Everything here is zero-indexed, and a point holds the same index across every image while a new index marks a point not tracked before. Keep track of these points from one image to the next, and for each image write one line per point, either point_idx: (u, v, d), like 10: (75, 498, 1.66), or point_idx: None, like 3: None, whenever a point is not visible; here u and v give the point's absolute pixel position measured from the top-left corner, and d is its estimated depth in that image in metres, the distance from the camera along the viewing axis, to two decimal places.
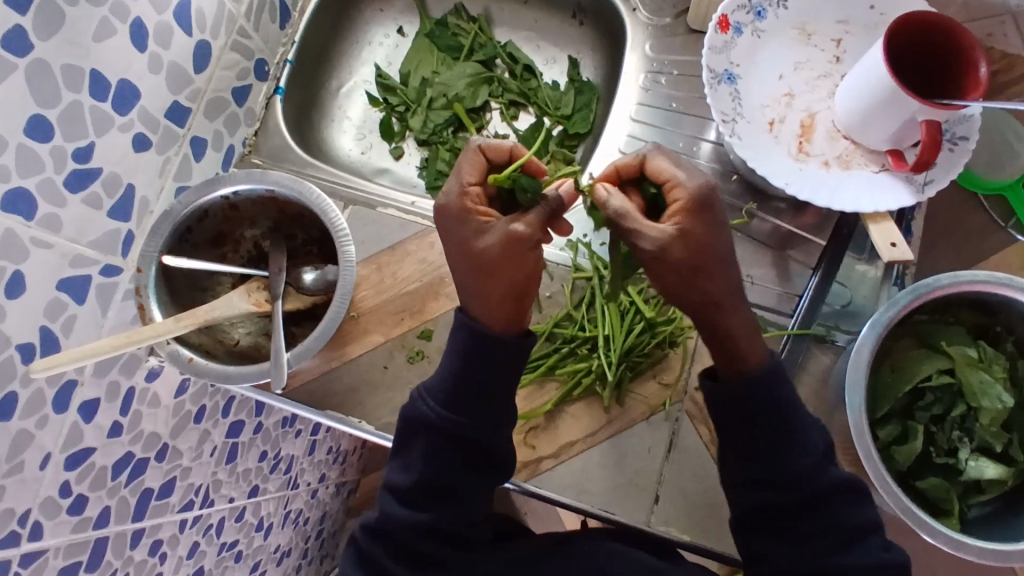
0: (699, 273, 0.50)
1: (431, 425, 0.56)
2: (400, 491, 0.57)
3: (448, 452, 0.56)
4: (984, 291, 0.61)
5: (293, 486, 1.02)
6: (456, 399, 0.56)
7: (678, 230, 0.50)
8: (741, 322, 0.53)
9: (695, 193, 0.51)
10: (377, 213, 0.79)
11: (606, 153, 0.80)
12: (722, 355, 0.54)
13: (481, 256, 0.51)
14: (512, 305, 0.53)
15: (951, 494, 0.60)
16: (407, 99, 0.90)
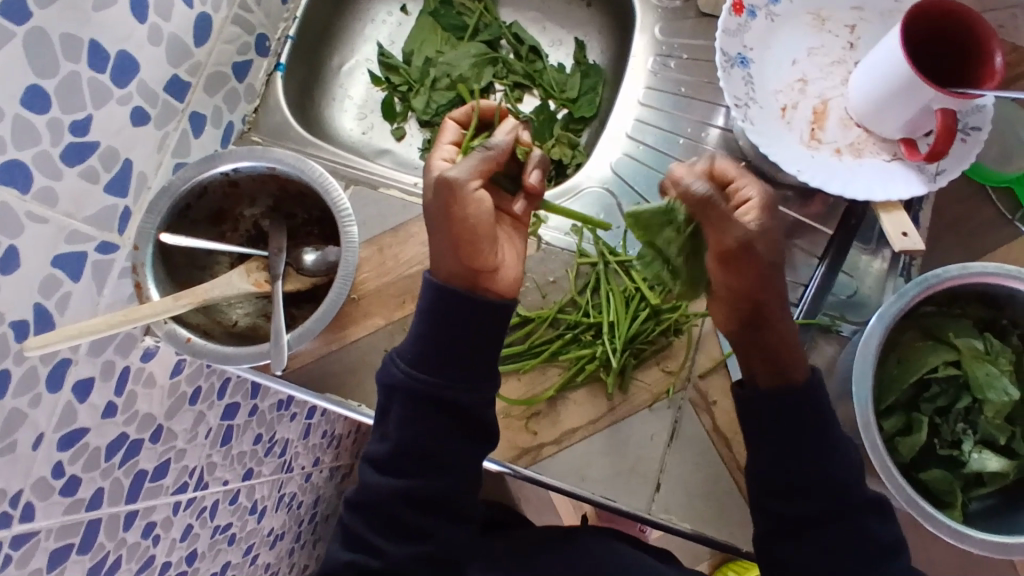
0: (773, 272, 0.53)
1: (431, 406, 0.55)
2: (399, 476, 0.57)
3: (437, 432, 0.55)
4: (993, 283, 0.60)
5: (287, 470, 1.01)
6: (434, 364, 0.55)
7: (757, 229, 0.52)
8: (782, 329, 0.55)
9: (764, 198, 0.54)
10: (379, 193, 0.77)
11: (612, 137, 0.79)
12: (766, 363, 0.55)
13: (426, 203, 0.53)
14: (453, 252, 0.53)
15: (953, 486, 0.60)
16: (410, 79, 0.89)
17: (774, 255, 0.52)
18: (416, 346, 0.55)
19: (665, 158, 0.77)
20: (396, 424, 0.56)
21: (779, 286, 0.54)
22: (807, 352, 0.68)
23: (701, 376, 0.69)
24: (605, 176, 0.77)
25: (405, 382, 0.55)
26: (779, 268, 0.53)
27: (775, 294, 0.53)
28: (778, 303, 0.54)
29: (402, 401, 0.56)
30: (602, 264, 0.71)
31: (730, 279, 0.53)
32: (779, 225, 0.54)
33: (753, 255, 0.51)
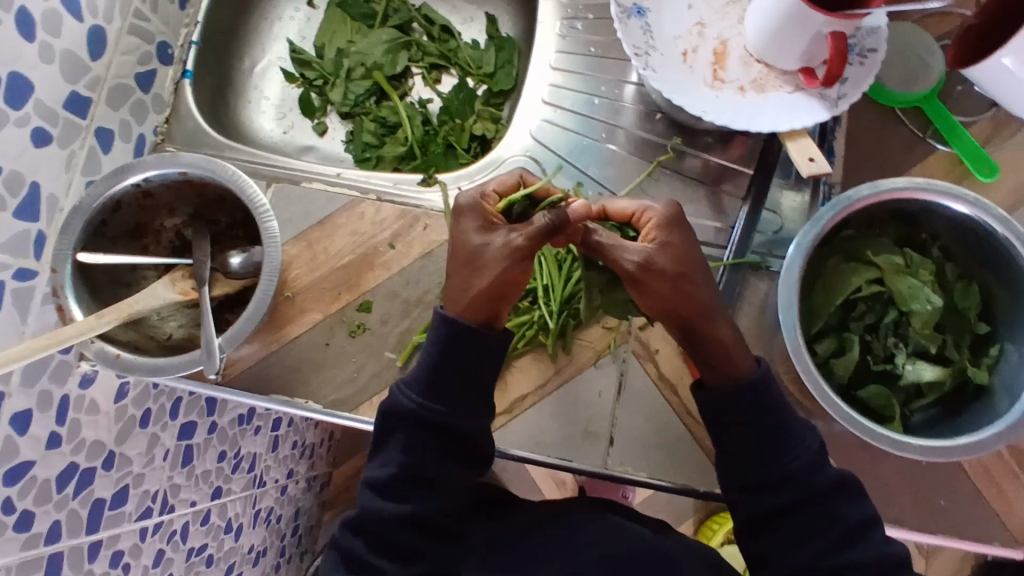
0: (686, 279, 0.56)
1: (413, 416, 0.59)
2: (378, 484, 0.60)
3: (439, 451, 0.59)
4: (906, 199, 0.61)
5: (259, 484, 1.00)
6: (444, 392, 0.58)
7: (656, 245, 0.56)
8: (722, 335, 0.57)
9: (666, 214, 0.58)
10: (300, 188, 0.75)
11: (529, 104, 0.78)
12: (722, 368, 0.57)
13: (476, 250, 0.56)
14: (489, 303, 0.56)
15: (891, 400, 0.60)
16: (325, 72, 0.88)
17: (680, 267, 0.56)
18: (427, 377, 0.58)
19: (584, 120, 0.77)
20: (402, 448, 0.59)
21: (705, 295, 0.57)
22: (741, 291, 0.69)
23: (642, 328, 0.69)
24: (529, 144, 0.77)
25: (417, 410, 0.59)
26: (696, 275, 0.56)
27: (700, 304, 0.56)
28: (708, 313, 0.57)
29: (388, 419, 0.60)
30: None
31: (650, 301, 0.56)
32: (687, 238, 0.57)
33: (650, 267, 0.55)
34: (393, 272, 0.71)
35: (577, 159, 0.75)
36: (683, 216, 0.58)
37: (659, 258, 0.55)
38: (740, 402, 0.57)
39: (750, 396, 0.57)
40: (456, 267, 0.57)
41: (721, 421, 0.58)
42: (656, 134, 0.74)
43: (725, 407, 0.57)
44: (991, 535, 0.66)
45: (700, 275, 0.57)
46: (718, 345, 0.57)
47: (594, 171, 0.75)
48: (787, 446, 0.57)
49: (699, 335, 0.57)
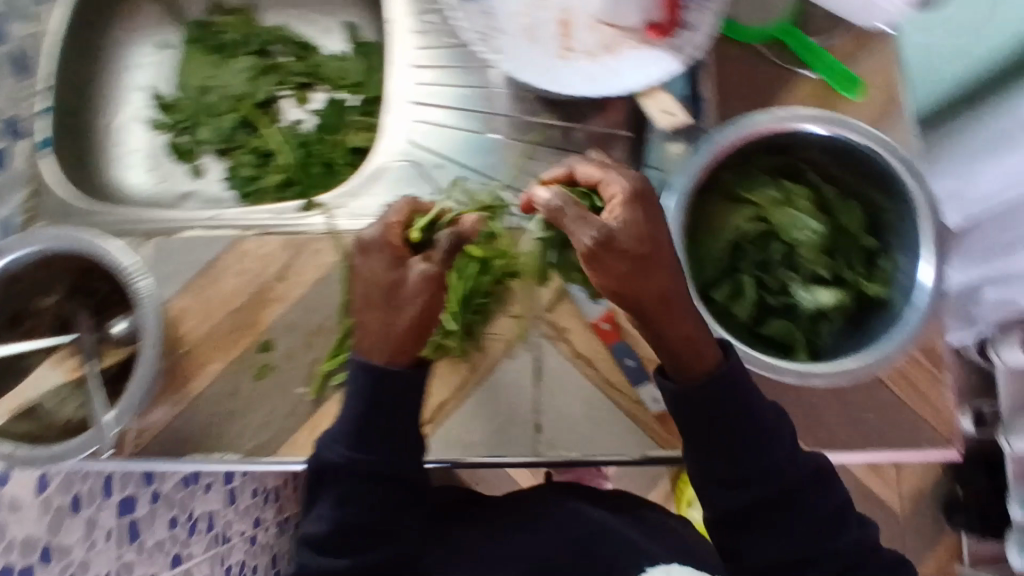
0: (653, 263, 0.52)
1: (340, 468, 0.63)
2: (316, 540, 0.65)
3: (373, 499, 0.63)
4: (772, 132, 0.61)
5: None
6: (366, 444, 0.62)
7: (625, 223, 0.52)
8: (685, 322, 0.54)
9: (634, 191, 0.54)
10: (179, 239, 0.72)
11: (398, 107, 0.75)
12: (687, 351, 0.56)
13: (397, 285, 0.59)
14: (415, 342, 0.61)
15: (794, 330, 0.62)
16: (190, 112, 0.85)
17: (644, 247, 0.52)
18: (351, 432, 0.62)
19: (458, 113, 0.74)
20: (334, 502, 0.63)
21: (669, 276, 0.53)
22: None
23: (550, 309, 0.68)
24: (405, 148, 0.74)
25: (347, 464, 0.62)
26: (662, 260, 0.53)
27: (664, 283, 0.53)
28: (675, 300, 0.54)
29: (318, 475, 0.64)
30: None
31: (610, 284, 0.52)
32: (652, 214, 0.54)
33: (613, 248, 0.50)
34: (289, 305, 0.69)
35: (456, 154, 0.73)
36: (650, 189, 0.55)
37: (626, 239, 0.51)
38: (715, 391, 0.57)
39: (726, 389, 0.57)
40: (373, 308, 0.59)
41: (702, 416, 0.58)
42: (529, 113, 0.73)
43: (703, 399, 0.57)
44: (923, 440, 0.66)
45: (669, 256, 0.54)
46: (682, 335, 0.55)
47: (474, 163, 0.73)
48: (769, 438, 0.59)
49: (663, 324, 0.54)
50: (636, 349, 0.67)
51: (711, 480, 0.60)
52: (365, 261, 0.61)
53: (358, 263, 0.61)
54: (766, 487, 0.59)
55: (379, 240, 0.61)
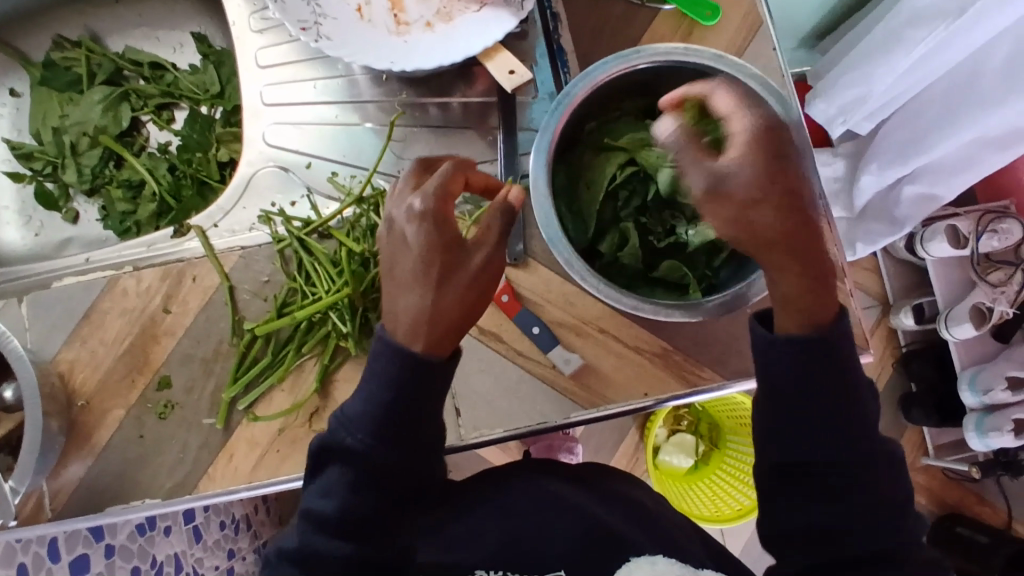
0: (786, 201, 0.48)
1: (353, 456, 0.51)
2: (322, 524, 0.51)
3: (387, 495, 0.51)
4: (624, 73, 0.59)
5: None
6: (390, 427, 0.51)
7: (753, 164, 0.47)
8: (798, 271, 0.49)
9: (758, 130, 0.49)
10: (52, 291, 0.68)
11: (254, 111, 0.72)
12: (798, 304, 0.50)
13: (454, 257, 0.50)
14: (459, 328, 0.50)
15: (686, 269, 0.60)
16: (49, 157, 0.81)
17: (771, 189, 0.47)
18: (375, 413, 0.50)
19: (317, 106, 0.71)
20: (350, 485, 0.51)
21: (795, 216, 0.48)
22: (526, 222, 0.65)
23: None
24: (271, 152, 0.71)
25: (359, 452, 0.51)
26: (794, 204, 0.48)
27: (781, 231, 0.48)
28: (806, 252, 0.49)
29: (321, 458, 0.52)
30: (296, 240, 0.66)
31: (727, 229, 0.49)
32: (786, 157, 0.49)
33: (727, 197, 0.48)
34: (181, 335, 0.67)
35: (324, 150, 0.71)
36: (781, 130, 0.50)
37: (751, 177, 0.47)
38: (822, 369, 0.49)
39: (831, 357, 0.49)
40: (423, 287, 0.49)
41: (803, 381, 0.50)
42: (390, 94, 0.70)
43: (817, 376, 0.49)
44: None
45: (799, 201, 0.49)
46: (810, 286, 0.49)
47: (344, 156, 0.70)
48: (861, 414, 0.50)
49: (786, 271, 0.49)
50: (540, 315, 0.66)
51: (783, 437, 0.51)
52: (417, 230, 0.49)
53: (407, 230, 0.50)
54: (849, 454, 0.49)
55: (436, 209, 0.50)
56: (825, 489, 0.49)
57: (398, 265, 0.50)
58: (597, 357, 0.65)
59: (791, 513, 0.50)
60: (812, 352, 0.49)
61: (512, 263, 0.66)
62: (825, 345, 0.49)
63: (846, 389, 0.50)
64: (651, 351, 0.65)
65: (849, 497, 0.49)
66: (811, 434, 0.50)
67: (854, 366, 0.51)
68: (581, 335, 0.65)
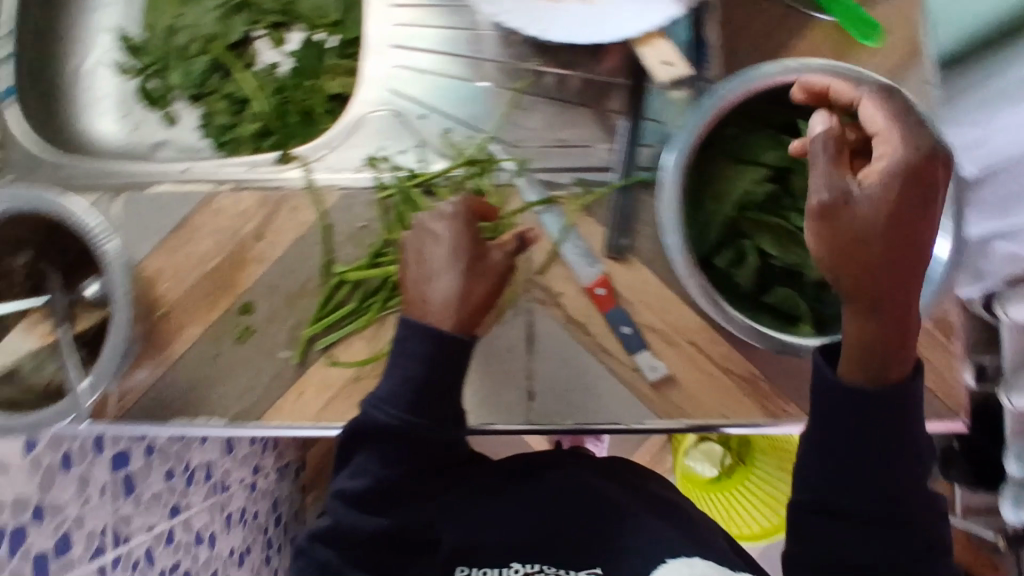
0: (908, 246, 0.46)
1: (387, 432, 0.59)
2: (352, 497, 0.61)
3: (415, 467, 0.60)
4: (782, 84, 0.56)
5: (222, 488, 0.94)
6: (420, 407, 0.59)
7: (886, 201, 0.45)
8: (879, 326, 0.47)
9: (913, 162, 0.46)
10: (148, 194, 0.68)
11: (377, 51, 0.70)
12: (867, 356, 0.48)
13: (479, 258, 0.60)
14: (482, 313, 0.61)
15: (799, 299, 0.57)
16: (158, 55, 0.79)
17: (892, 230, 0.45)
18: (406, 394, 0.59)
19: (449, 53, 0.69)
20: (379, 461, 0.60)
21: (901, 269, 0.46)
22: (634, 213, 0.64)
23: (541, 273, 0.65)
24: (384, 96, 0.69)
25: (394, 425, 0.58)
26: (913, 248, 0.46)
27: (877, 280, 0.46)
28: (901, 303, 0.47)
29: (357, 433, 0.60)
30: (402, 193, 0.65)
31: (831, 260, 0.46)
32: (923, 198, 0.46)
33: (841, 218, 0.45)
34: (268, 266, 0.66)
35: (440, 102, 0.68)
36: (932, 169, 0.47)
37: (881, 215, 0.45)
38: (882, 422, 0.48)
39: (895, 414, 0.48)
40: (454, 272, 0.59)
41: (864, 433, 0.48)
42: (520, 57, 0.68)
43: (876, 424, 0.48)
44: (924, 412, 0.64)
45: (917, 247, 0.46)
46: (893, 338, 0.47)
47: (461, 114, 0.68)
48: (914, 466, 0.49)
49: (871, 316, 0.47)
50: (631, 315, 0.64)
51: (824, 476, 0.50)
52: (449, 230, 0.61)
53: (440, 229, 0.61)
54: (891, 503, 0.48)
55: (462, 215, 0.61)
56: (869, 535, 0.48)
57: (428, 257, 0.61)
58: (682, 369, 0.63)
59: (824, 554, 0.49)
60: (884, 406, 0.48)
61: (614, 257, 0.64)
62: (896, 408, 0.48)
63: (897, 440, 0.49)
64: (739, 374, 0.63)
65: (893, 545, 0.48)
66: (862, 481, 0.49)
67: (916, 422, 0.49)
68: (669, 344, 0.63)
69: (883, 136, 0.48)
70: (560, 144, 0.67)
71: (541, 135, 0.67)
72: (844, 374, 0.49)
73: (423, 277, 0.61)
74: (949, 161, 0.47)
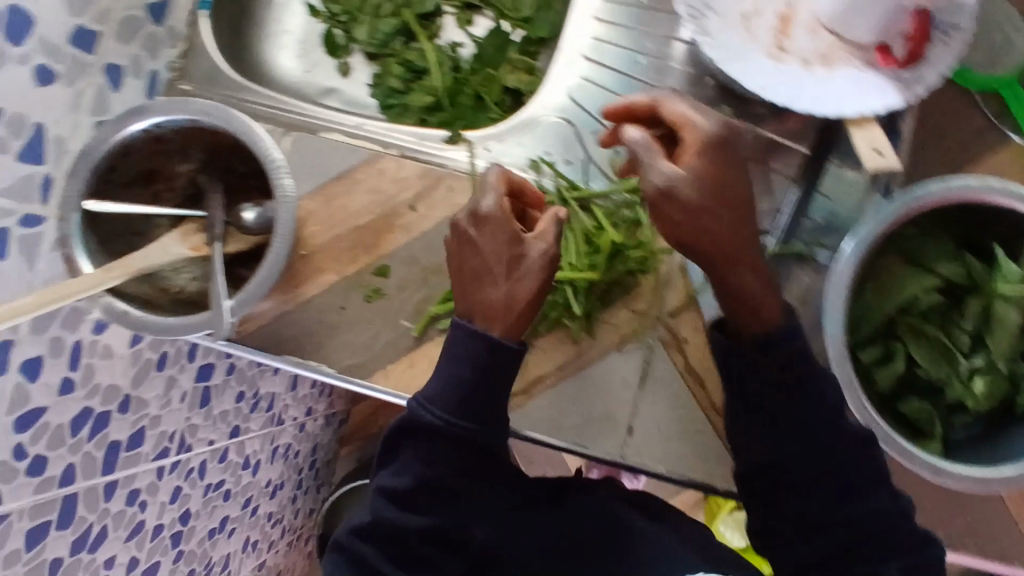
0: (723, 206, 0.49)
1: (437, 430, 0.56)
2: (397, 493, 0.56)
3: (458, 468, 0.57)
4: (975, 199, 0.55)
5: (277, 423, 1.05)
6: (470, 409, 0.56)
7: (693, 169, 0.49)
8: (754, 276, 0.52)
9: (710, 135, 0.49)
10: (319, 138, 0.70)
11: (567, 57, 0.72)
12: (742, 308, 0.53)
13: (517, 260, 0.55)
14: (525, 318, 0.56)
15: (933, 415, 0.58)
16: (350, 7, 0.81)
17: (715, 200, 0.49)
18: (459, 393, 0.56)
19: (631, 80, 0.71)
20: (422, 458, 0.57)
21: (732, 224, 0.50)
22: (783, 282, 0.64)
23: (674, 315, 0.65)
24: (563, 103, 0.71)
25: (440, 424, 0.56)
26: (735, 214, 0.50)
27: (729, 242, 0.50)
28: (751, 261, 0.52)
29: (406, 428, 0.58)
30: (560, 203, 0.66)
31: (700, 244, 0.50)
32: (731, 169, 0.50)
33: (671, 198, 0.48)
34: (414, 237, 0.68)
35: None
36: (733, 146, 0.50)
37: (686, 188, 0.48)
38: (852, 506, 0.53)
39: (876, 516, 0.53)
40: (494, 282, 0.55)
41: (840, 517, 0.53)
42: (707, 101, 0.68)
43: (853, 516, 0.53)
44: None
45: (746, 210, 0.51)
46: (761, 294, 0.53)
47: None
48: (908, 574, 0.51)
49: (738, 273, 0.52)
50: None
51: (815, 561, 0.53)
52: (487, 235, 0.55)
53: (473, 234, 0.56)
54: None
55: (499, 211, 0.55)
56: None
57: (467, 262, 0.56)
58: None
59: None
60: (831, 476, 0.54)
61: None
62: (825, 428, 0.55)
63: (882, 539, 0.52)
64: None
65: None
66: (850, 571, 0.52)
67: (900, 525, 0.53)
68: None
69: (700, 118, 0.50)
70: None
71: None
72: (738, 333, 0.55)
73: (461, 285, 0.57)
74: (748, 156, 0.50)
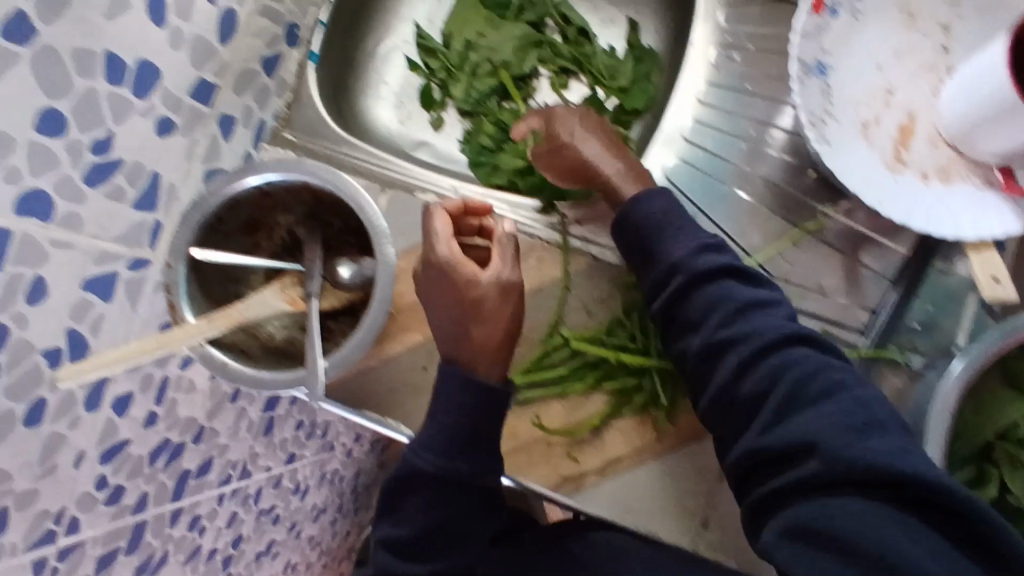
0: (576, 141, 0.68)
1: (429, 476, 0.58)
2: (398, 542, 0.60)
3: (454, 513, 0.58)
4: None
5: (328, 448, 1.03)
6: (460, 453, 0.57)
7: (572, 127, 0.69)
8: (619, 161, 0.67)
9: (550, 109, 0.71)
10: (416, 199, 0.74)
11: (667, 141, 0.73)
12: (623, 180, 0.66)
13: (475, 296, 0.58)
14: (503, 351, 0.60)
15: None
16: (449, 64, 0.83)
17: (587, 129, 0.68)
18: (446, 439, 0.57)
19: (721, 162, 0.71)
20: (422, 506, 0.59)
21: (598, 142, 0.68)
22: (871, 384, 0.65)
23: None
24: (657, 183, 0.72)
25: (432, 472, 0.57)
26: (593, 130, 0.68)
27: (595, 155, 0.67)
28: (609, 155, 0.67)
29: (404, 477, 0.59)
30: None
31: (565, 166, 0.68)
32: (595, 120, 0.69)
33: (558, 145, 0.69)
34: None
35: (710, 207, 0.70)
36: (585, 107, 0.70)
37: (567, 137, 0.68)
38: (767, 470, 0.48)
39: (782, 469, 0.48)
40: (463, 325, 0.59)
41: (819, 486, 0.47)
42: (807, 193, 0.68)
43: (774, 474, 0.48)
44: None
45: (601, 128, 0.69)
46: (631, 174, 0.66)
47: (732, 229, 0.69)
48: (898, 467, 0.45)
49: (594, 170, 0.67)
50: None
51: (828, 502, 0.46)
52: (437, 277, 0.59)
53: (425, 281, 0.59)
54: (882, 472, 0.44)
55: (448, 254, 0.58)
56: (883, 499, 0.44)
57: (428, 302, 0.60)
58: None
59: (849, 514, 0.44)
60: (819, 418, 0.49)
61: None
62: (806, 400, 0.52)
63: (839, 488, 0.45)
64: None
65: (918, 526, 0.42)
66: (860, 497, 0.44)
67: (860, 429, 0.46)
68: None
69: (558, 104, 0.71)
70: (818, 290, 0.67)
71: (804, 275, 0.67)
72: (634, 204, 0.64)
73: (436, 315, 0.60)
74: (571, 106, 0.70)
